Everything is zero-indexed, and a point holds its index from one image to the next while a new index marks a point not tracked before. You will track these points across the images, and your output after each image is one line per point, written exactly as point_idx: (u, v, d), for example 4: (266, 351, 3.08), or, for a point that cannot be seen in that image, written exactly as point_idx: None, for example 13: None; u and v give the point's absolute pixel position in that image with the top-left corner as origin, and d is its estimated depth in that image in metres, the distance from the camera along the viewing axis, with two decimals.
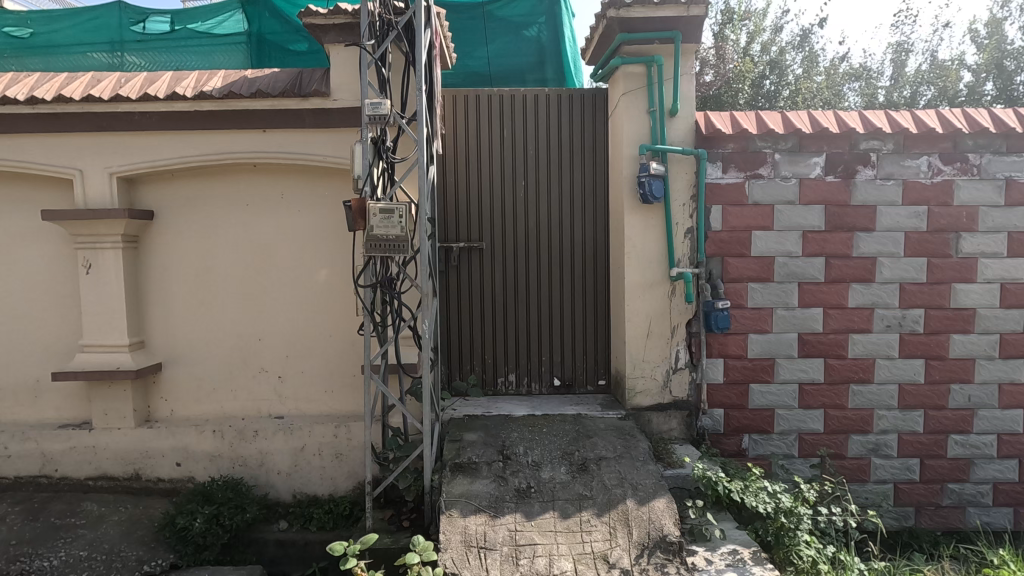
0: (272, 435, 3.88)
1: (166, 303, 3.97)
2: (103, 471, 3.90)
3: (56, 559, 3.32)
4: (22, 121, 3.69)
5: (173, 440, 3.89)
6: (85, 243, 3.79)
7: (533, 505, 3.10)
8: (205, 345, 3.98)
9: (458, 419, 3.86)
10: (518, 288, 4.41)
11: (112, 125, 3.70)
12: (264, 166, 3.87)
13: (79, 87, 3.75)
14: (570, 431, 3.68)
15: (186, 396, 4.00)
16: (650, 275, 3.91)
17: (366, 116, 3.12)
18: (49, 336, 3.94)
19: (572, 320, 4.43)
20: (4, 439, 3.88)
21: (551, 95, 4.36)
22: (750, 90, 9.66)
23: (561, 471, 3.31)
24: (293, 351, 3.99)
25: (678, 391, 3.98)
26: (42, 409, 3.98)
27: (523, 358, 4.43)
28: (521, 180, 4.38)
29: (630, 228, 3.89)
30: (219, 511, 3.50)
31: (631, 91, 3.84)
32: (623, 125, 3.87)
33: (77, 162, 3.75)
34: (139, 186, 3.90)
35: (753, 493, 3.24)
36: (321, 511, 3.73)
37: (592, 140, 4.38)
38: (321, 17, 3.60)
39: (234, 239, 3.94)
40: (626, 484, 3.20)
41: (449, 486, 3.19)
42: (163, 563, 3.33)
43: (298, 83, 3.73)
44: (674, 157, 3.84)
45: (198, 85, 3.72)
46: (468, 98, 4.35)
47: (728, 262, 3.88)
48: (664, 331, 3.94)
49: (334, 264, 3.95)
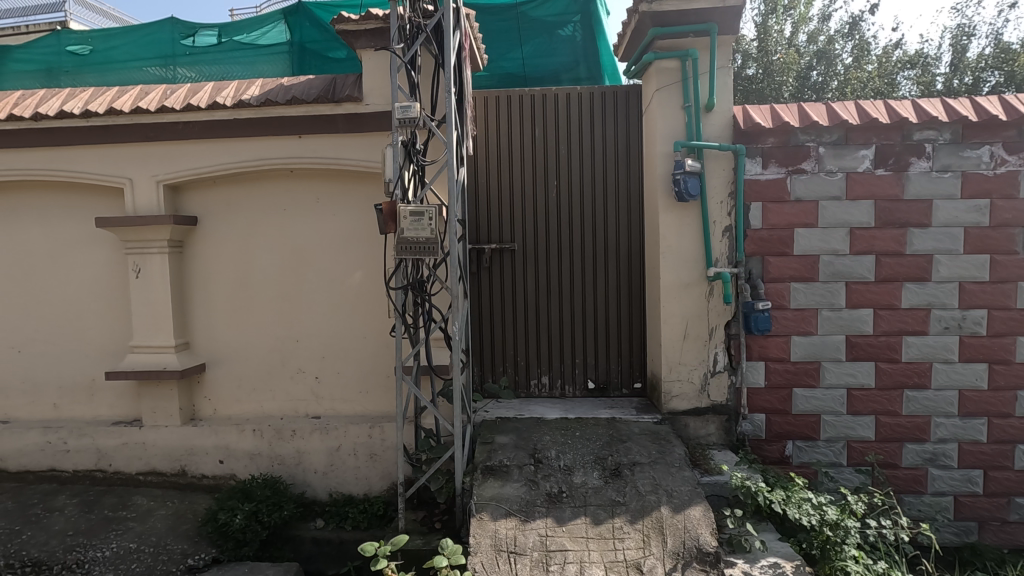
0: (309, 435, 3.97)
1: (209, 305, 4.11)
2: (152, 466, 4.07)
3: (107, 550, 3.46)
4: (79, 134, 3.90)
5: (216, 438, 4.02)
6: (134, 248, 3.97)
7: (565, 510, 3.04)
8: (245, 348, 4.11)
9: (491, 421, 3.86)
10: (551, 291, 4.36)
11: (157, 135, 3.86)
12: (300, 171, 3.96)
13: (129, 100, 3.94)
14: (603, 435, 3.61)
15: (228, 395, 4.13)
16: (686, 275, 3.79)
17: (396, 120, 3.14)
18: (103, 337, 4.15)
19: (607, 323, 4.35)
20: (63, 435, 4.10)
21: (583, 93, 4.30)
22: (795, 82, 9.31)
23: (594, 476, 3.24)
24: (329, 352, 4.07)
25: (717, 395, 3.84)
26: (97, 407, 4.18)
27: (557, 360, 4.38)
28: (554, 180, 4.34)
29: (665, 227, 3.79)
30: (258, 508, 3.61)
31: (664, 87, 3.73)
32: (656, 122, 3.77)
33: (126, 171, 3.93)
34: (183, 193, 4.05)
35: (796, 504, 3.10)
36: (356, 511, 3.78)
37: (626, 138, 4.29)
38: (353, 23, 3.67)
39: (273, 243, 4.04)
40: (661, 490, 3.10)
41: (480, 488, 3.18)
42: (206, 558, 3.44)
43: (331, 89, 3.80)
44: (711, 154, 3.71)
45: (237, 94, 3.84)
46: (500, 98, 4.34)
47: (768, 261, 3.72)
48: (702, 333, 3.81)
49: (368, 268, 4.00)
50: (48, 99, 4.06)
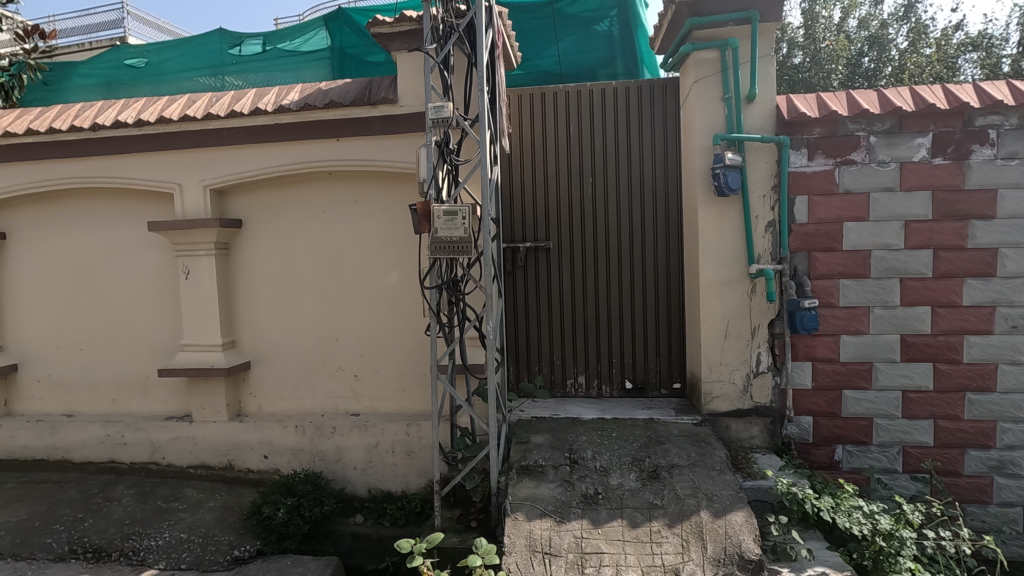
0: (348, 431, 4.05)
1: (253, 306, 4.25)
2: (201, 460, 4.24)
3: (161, 539, 3.62)
4: (132, 142, 4.10)
5: (260, 433, 4.15)
6: (184, 251, 4.14)
7: (600, 512, 2.99)
8: (288, 346, 4.22)
9: (526, 421, 3.84)
10: (587, 290, 4.30)
11: (204, 142, 4.02)
12: (338, 173, 4.03)
13: (177, 108, 4.11)
14: (641, 436, 3.54)
15: (272, 392, 4.26)
16: (727, 273, 3.66)
17: (429, 120, 3.16)
18: (156, 336, 4.35)
19: (645, 322, 4.26)
20: (121, 428, 4.32)
21: (618, 87, 4.22)
22: (846, 70, 8.89)
23: (631, 478, 3.17)
24: (367, 351, 4.14)
25: (760, 396, 3.70)
26: (151, 403, 4.39)
27: (593, 360, 4.32)
28: (589, 177, 4.28)
29: (704, 223, 3.67)
30: (300, 503, 3.71)
31: (702, 79, 3.62)
32: (695, 116, 3.66)
33: (176, 177, 4.10)
34: (229, 197, 4.20)
35: (845, 512, 2.96)
36: (393, 507, 3.84)
37: (664, 133, 4.20)
38: (387, 26, 3.71)
39: (313, 244, 4.14)
40: (700, 494, 3.01)
41: (515, 488, 3.15)
42: (251, 549, 3.54)
43: (368, 92, 3.86)
44: (753, 146, 3.58)
45: (278, 100, 3.95)
46: (534, 96, 4.31)
47: (815, 257, 3.55)
48: (744, 332, 3.68)
49: (404, 267, 4.05)
50: (105, 110, 4.28)
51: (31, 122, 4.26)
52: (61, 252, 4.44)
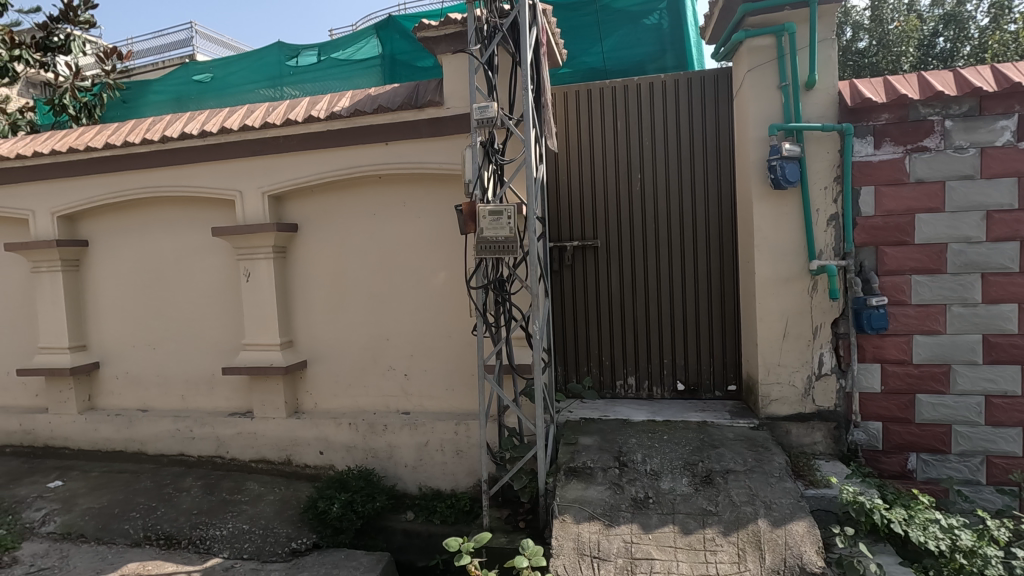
0: (399, 429, 4.13)
1: (308, 307, 4.40)
2: (262, 455, 4.43)
3: (225, 529, 3.80)
4: (197, 153, 4.34)
5: (316, 430, 4.30)
6: (245, 254, 4.33)
7: (651, 517, 2.90)
8: (341, 346, 4.35)
9: (574, 422, 3.79)
10: (636, 289, 4.21)
11: (262, 150, 4.20)
12: (387, 176, 4.12)
13: (238, 119, 4.31)
14: (693, 440, 3.41)
15: (326, 390, 4.40)
16: (786, 269, 3.48)
17: (474, 121, 3.17)
18: (220, 336, 4.58)
19: (697, 321, 4.12)
20: (189, 423, 4.58)
21: (667, 81, 4.11)
22: (917, 52, 8.31)
23: (683, 482, 3.06)
24: (417, 350, 4.21)
25: (823, 400, 3.50)
26: (216, 399, 4.62)
27: (643, 360, 4.21)
28: (637, 173, 4.18)
29: (760, 218, 3.51)
30: (353, 498, 3.81)
31: (756, 68, 3.46)
32: (749, 106, 3.51)
33: (237, 185, 4.31)
34: (285, 202, 4.37)
35: (920, 526, 2.75)
36: (443, 505, 3.88)
37: (716, 125, 4.05)
38: (433, 30, 3.77)
39: (364, 247, 4.25)
40: (758, 502, 2.87)
41: (563, 490, 3.11)
42: (307, 542, 3.68)
43: (415, 96, 3.93)
44: (812, 136, 3.39)
45: (330, 107, 4.08)
46: (580, 93, 4.26)
47: (884, 251, 3.33)
48: (804, 332, 3.49)
49: (451, 268, 4.09)
50: (173, 123, 4.55)
51: (109, 136, 4.58)
52: (135, 257, 4.75)
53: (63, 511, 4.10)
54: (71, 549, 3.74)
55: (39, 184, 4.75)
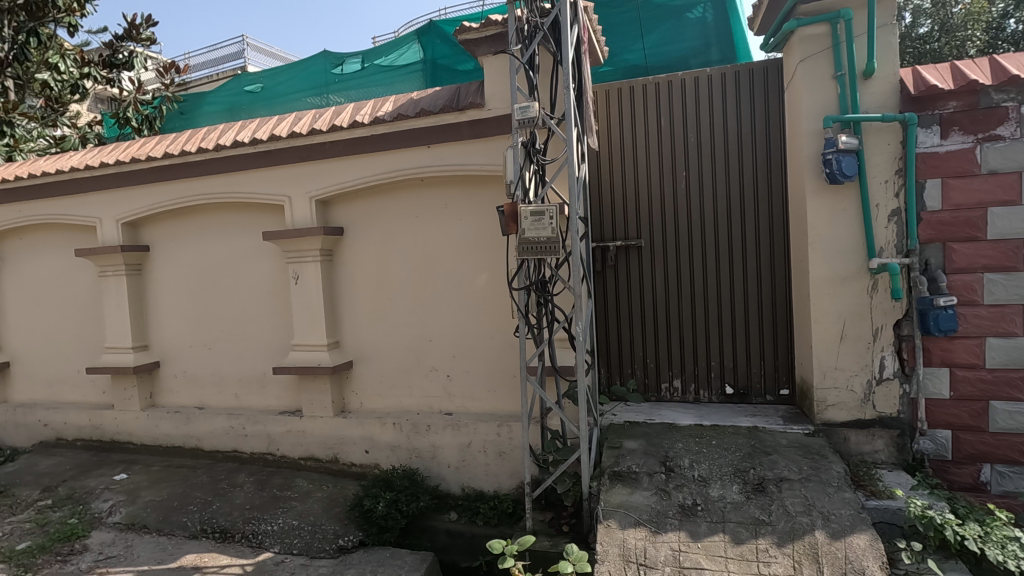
0: (442, 430, 4.16)
1: (354, 309, 4.49)
2: (310, 453, 4.55)
3: (276, 524, 3.91)
4: (249, 160, 4.49)
5: (362, 429, 4.37)
6: (293, 258, 4.46)
7: (699, 525, 2.80)
8: (385, 346, 4.42)
9: (618, 425, 3.71)
10: (682, 290, 4.10)
11: (309, 156, 4.32)
12: (430, 179, 4.15)
13: (286, 126, 4.45)
14: (744, 446, 3.29)
15: (372, 390, 4.48)
16: (843, 268, 3.31)
17: (516, 121, 3.16)
18: (271, 336, 4.74)
19: (746, 322, 3.98)
20: (243, 421, 4.75)
21: (712, 75, 3.99)
22: (985, 35, 7.80)
23: (733, 490, 2.95)
24: (459, 351, 4.23)
25: (885, 406, 3.31)
26: (268, 398, 4.78)
27: (689, 363, 4.10)
28: (682, 170, 4.07)
29: (814, 214, 3.35)
30: (398, 498, 3.86)
31: (809, 58, 3.31)
32: (801, 98, 3.36)
33: (285, 190, 4.44)
34: (332, 207, 4.47)
35: (997, 544, 2.56)
36: (486, 506, 3.89)
37: (765, 119, 3.90)
38: (474, 32, 3.79)
39: (407, 249, 4.30)
40: (815, 512, 2.74)
41: (607, 495, 3.05)
42: (353, 540, 3.74)
43: (456, 98, 3.95)
44: (871, 127, 3.21)
45: (374, 112, 4.15)
46: (622, 90, 4.18)
47: (952, 248, 3.12)
48: (863, 334, 3.31)
49: (492, 269, 4.09)
50: (226, 132, 4.74)
51: (167, 146, 4.81)
52: (192, 261, 4.97)
53: (127, 502, 4.32)
54: (135, 539, 3.94)
55: (105, 193, 5.03)
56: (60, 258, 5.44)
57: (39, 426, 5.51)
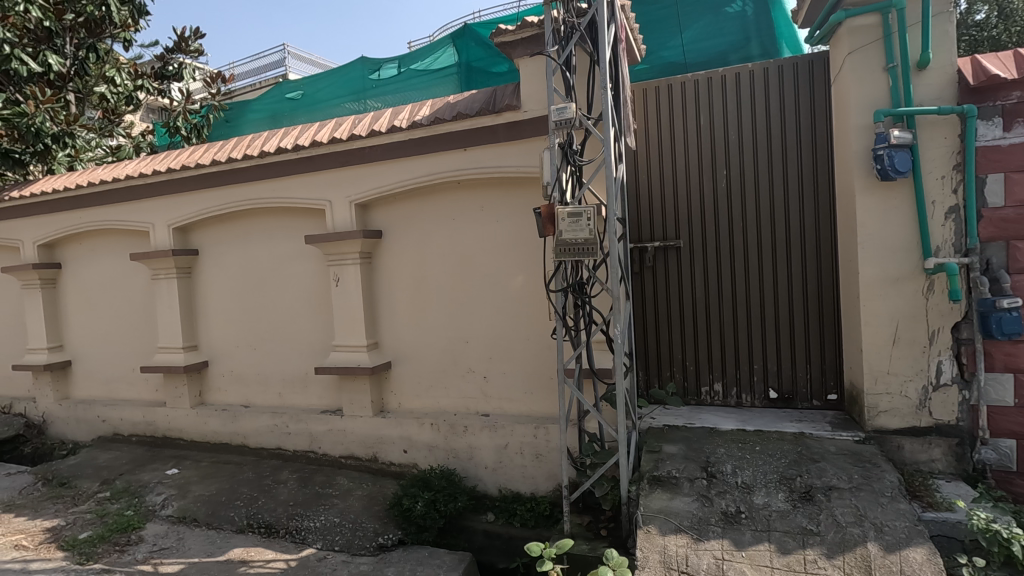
0: (479, 431, 4.18)
1: (392, 310, 4.56)
2: (351, 451, 4.65)
3: (318, 521, 3.99)
4: (291, 166, 4.62)
5: (401, 429, 4.44)
6: (334, 260, 4.57)
7: (743, 533, 2.73)
8: (423, 347, 4.47)
9: (657, 429, 3.66)
10: (723, 292, 4.00)
11: (349, 161, 4.41)
12: (466, 182, 4.18)
13: (327, 133, 4.56)
14: (790, 452, 3.19)
15: (410, 391, 4.54)
16: (895, 268, 3.17)
17: (552, 122, 3.15)
18: (313, 337, 4.86)
19: (791, 324, 3.86)
20: (286, 419, 4.88)
21: (754, 70, 3.89)
22: None
23: (779, 498, 2.86)
24: (496, 353, 4.24)
25: (942, 413, 3.15)
26: (310, 397, 4.90)
27: (731, 366, 4.00)
28: (723, 169, 3.98)
29: (864, 212, 3.22)
30: (436, 498, 3.89)
31: (858, 49, 3.19)
32: (849, 91, 3.23)
33: (326, 195, 4.55)
34: (371, 210, 4.56)
35: None
36: (523, 509, 3.89)
37: (811, 115, 3.78)
38: (510, 34, 3.80)
39: (444, 251, 4.34)
40: (867, 523, 2.63)
41: (646, 500, 3.00)
42: (393, 538, 3.79)
43: (492, 101, 3.96)
44: (926, 120, 3.07)
45: (412, 116, 4.21)
46: (660, 88, 4.12)
47: (1017, 247, 2.95)
48: (918, 337, 3.16)
49: (529, 271, 4.09)
50: (271, 139, 4.89)
51: (215, 154, 5.00)
52: (239, 264, 5.14)
53: (179, 496, 4.50)
54: (186, 532, 4.11)
55: (158, 199, 5.26)
56: (116, 262, 5.72)
57: (97, 421, 5.80)
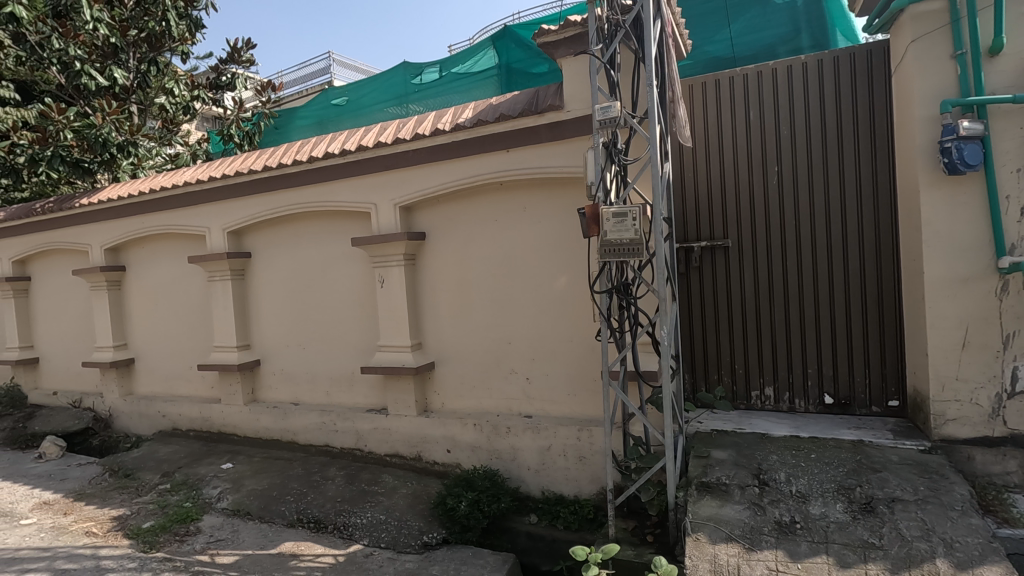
0: (522, 432, 4.17)
1: (436, 311, 4.61)
2: (395, 450, 4.73)
3: (365, 518, 4.08)
4: (338, 170, 4.74)
5: (444, 429, 4.48)
6: (379, 262, 4.65)
7: (799, 545, 2.62)
8: (466, 348, 4.50)
9: (705, 434, 3.56)
10: (774, 293, 3.87)
11: (394, 164, 4.49)
12: (509, 183, 4.18)
13: (373, 137, 4.66)
14: (848, 461, 3.04)
15: (453, 391, 4.58)
16: (965, 268, 2.98)
17: (596, 122, 3.11)
18: (359, 337, 4.97)
19: (848, 326, 3.69)
20: (333, 417, 5.01)
21: (808, 62, 3.74)
22: None
23: (837, 509, 2.73)
24: (538, 354, 4.22)
25: (1018, 422, 2.95)
26: (356, 395, 5.01)
27: (783, 370, 3.86)
28: (773, 165, 3.85)
29: (929, 209, 3.04)
30: (480, 498, 3.91)
31: (922, 37, 3.02)
32: (913, 81, 3.06)
33: (372, 198, 4.64)
34: (414, 212, 4.62)
35: None
36: (567, 511, 3.87)
37: (869, 107, 3.60)
38: (553, 34, 3.78)
39: (487, 252, 4.36)
40: (935, 538, 2.48)
41: (695, 506, 2.91)
42: (437, 537, 3.83)
43: (535, 102, 3.95)
44: (999, 110, 2.88)
45: (455, 119, 4.25)
46: (706, 84, 4.02)
47: None
48: (990, 341, 2.97)
49: (572, 272, 4.06)
50: (319, 144, 5.02)
51: (266, 159, 5.18)
52: (288, 266, 5.31)
53: (234, 490, 4.68)
54: (240, 524, 4.26)
55: (213, 204, 5.49)
56: (175, 264, 6.00)
57: (158, 416, 6.10)
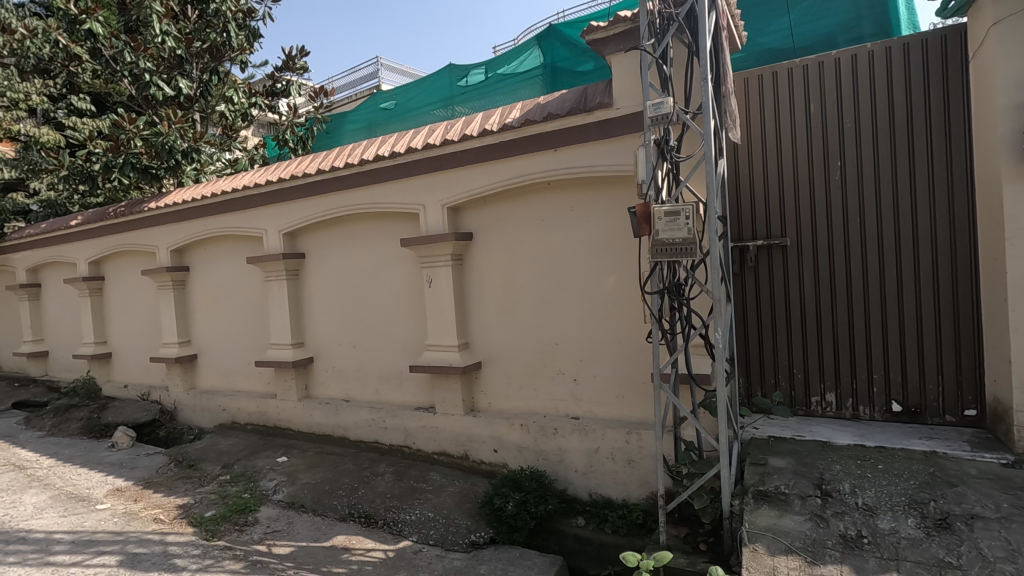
0: (569, 434, 4.13)
1: (483, 310, 4.63)
2: (442, 448, 4.78)
3: (413, 514, 4.14)
4: (388, 172, 4.83)
5: (490, 429, 4.49)
6: (428, 262, 4.71)
7: (867, 560, 2.47)
8: (513, 348, 4.50)
9: (762, 440, 3.43)
10: (835, 293, 3.69)
11: (442, 165, 4.53)
12: (556, 183, 4.16)
13: (421, 139, 4.72)
14: (920, 474, 2.86)
15: (499, 391, 4.58)
16: None
17: (648, 119, 3.04)
18: (408, 336, 5.06)
19: (918, 329, 3.48)
20: (383, 414, 5.11)
21: (874, 50, 3.55)
22: None
23: (909, 524, 2.57)
24: (586, 355, 4.18)
25: None
26: (404, 393, 5.11)
27: (846, 374, 3.67)
28: (834, 159, 3.67)
29: (1013, 204, 2.82)
30: (527, 499, 3.90)
31: (1005, 19, 2.81)
32: (995, 67, 2.85)
33: (420, 199, 4.70)
34: (462, 213, 4.65)
35: None
36: (615, 515, 3.81)
37: (942, 96, 3.38)
38: (602, 31, 3.73)
39: (534, 253, 4.34)
40: (1021, 559, 2.30)
41: (751, 516, 2.80)
42: (484, 536, 3.85)
43: (583, 100, 3.90)
44: None
45: (503, 119, 4.26)
46: (763, 77, 3.87)
47: None
48: None
49: (621, 272, 3.99)
50: (369, 147, 5.13)
51: (320, 163, 5.33)
52: (340, 266, 5.45)
53: (289, 483, 4.84)
54: (295, 516, 4.40)
55: (269, 207, 5.70)
56: (234, 264, 6.26)
57: (218, 410, 6.38)
